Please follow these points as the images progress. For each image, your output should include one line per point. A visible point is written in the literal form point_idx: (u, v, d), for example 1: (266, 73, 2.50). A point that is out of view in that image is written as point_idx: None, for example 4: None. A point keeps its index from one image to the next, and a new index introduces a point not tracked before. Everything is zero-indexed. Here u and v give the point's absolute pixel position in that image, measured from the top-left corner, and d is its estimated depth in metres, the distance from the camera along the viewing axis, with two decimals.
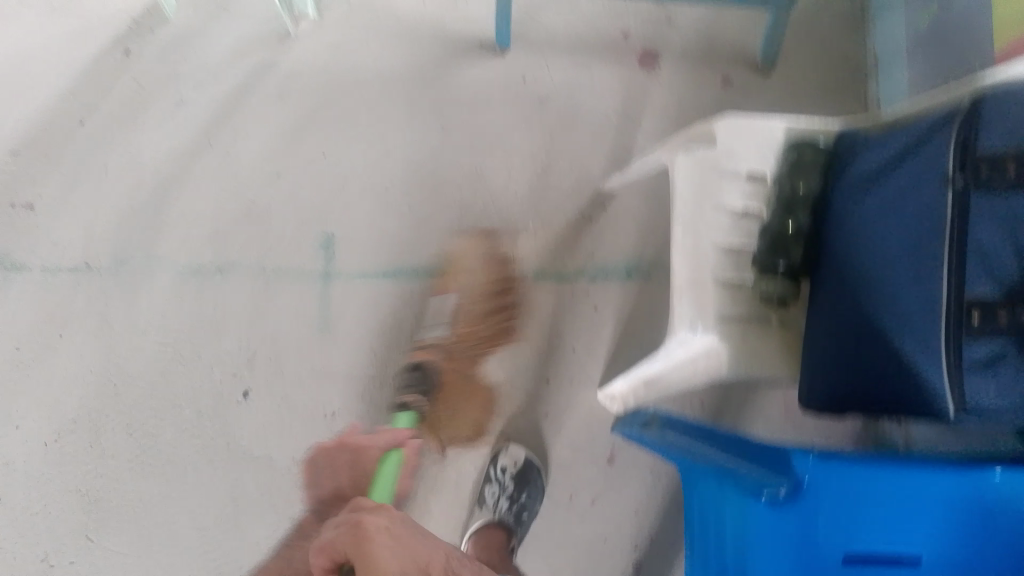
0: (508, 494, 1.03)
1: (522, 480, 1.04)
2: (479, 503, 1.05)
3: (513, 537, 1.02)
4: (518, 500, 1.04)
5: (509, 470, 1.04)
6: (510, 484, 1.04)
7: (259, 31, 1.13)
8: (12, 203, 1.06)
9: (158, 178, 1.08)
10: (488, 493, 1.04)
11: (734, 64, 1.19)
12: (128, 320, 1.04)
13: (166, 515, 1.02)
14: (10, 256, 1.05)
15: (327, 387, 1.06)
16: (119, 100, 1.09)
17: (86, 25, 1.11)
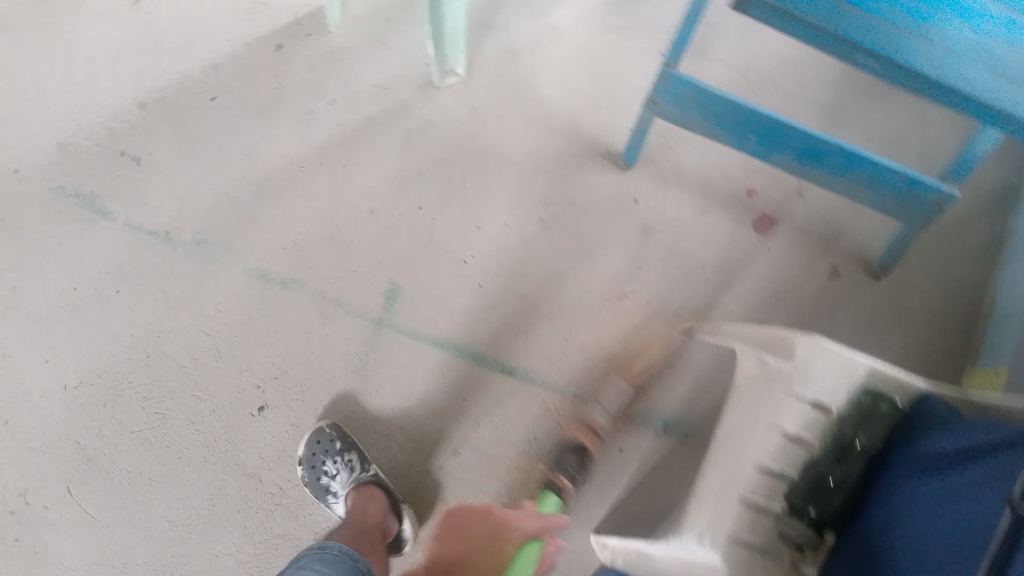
0: None
1: None
2: None
3: None
4: None
5: None
6: None
7: (409, 73, 1.16)
8: (122, 150, 1.09)
9: (262, 175, 1.10)
10: None
11: (850, 257, 1.14)
12: (186, 300, 1.07)
13: (143, 496, 1.02)
14: (102, 202, 1.08)
15: (328, 431, 1.03)
16: (258, 91, 1.12)
17: (255, 14, 1.16)
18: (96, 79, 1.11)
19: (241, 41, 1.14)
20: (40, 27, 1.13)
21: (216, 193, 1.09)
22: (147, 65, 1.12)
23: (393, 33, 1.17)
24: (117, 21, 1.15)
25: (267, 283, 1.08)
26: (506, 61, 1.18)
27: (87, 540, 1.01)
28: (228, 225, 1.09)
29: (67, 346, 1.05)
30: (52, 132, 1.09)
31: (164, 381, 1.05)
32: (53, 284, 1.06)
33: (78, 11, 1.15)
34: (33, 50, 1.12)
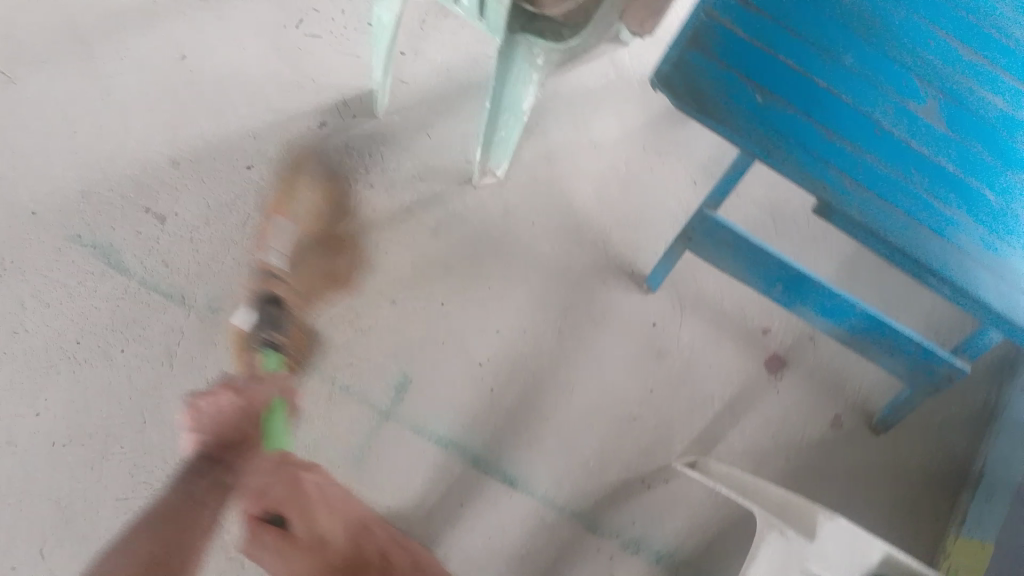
0: None
1: None
2: None
3: None
4: None
5: None
6: None
7: (447, 166, 1.14)
8: (147, 207, 1.06)
9: (284, 250, 1.07)
10: None
11: (852, 408, 1.16)
12: (190, 366, 1.02)
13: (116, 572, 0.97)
14: (118, 255, 1.04)
15: None
16: (294, 164, 1.10)
17: (301, 82, 1.13)
18: (130, 129, 1.08)
19: (284, 108, 1.11)
20: (76, 64, 1.10)
21: (236, 260, 1.06)
22: (184, 121, 1.09)
23: (438, 122, 1.15)
24: (156, 66, 1.11)
25: None
26: (544, 166, 1.17)
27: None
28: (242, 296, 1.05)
29: (60, 401, 1.01)
30: (77, 176, 1.06)
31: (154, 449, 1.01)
32: (56, 334, 1.02)
33: (117, 51, 1.11)
34: (68, 88, 1.09)
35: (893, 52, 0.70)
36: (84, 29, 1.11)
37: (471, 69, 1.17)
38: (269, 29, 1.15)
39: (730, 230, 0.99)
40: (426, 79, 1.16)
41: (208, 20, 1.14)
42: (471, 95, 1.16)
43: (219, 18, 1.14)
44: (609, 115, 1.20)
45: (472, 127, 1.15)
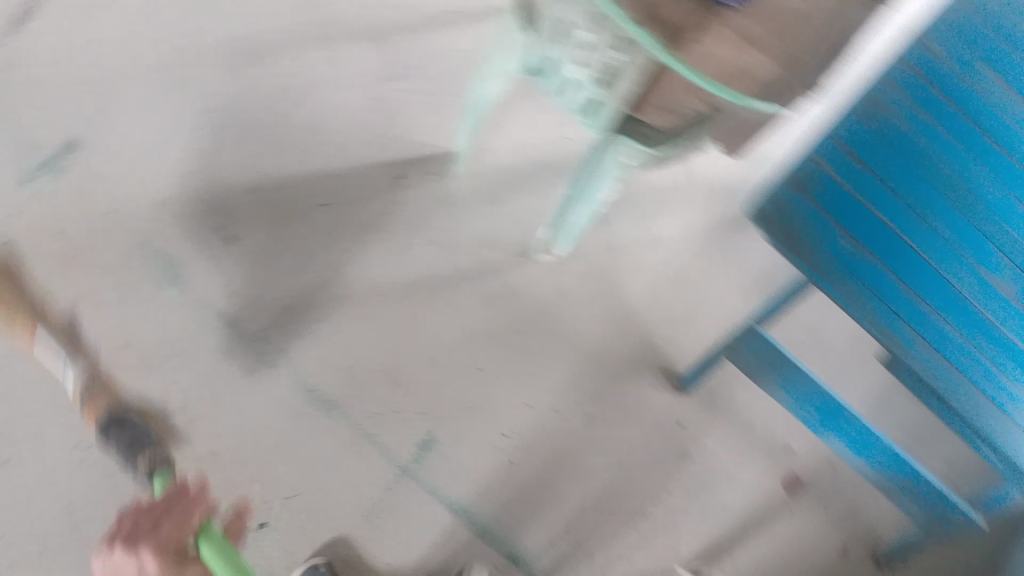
0: None
1: None
2: None
3: None
4: None
5: None
6: None
7: (509, 237, 1.17)
8: (216, 227, 1.07)
9: (339, 292, 1.09)
10: None
11: (861, 541, 1.16)
12: (228, 390, 1.03)
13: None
14: (179, 268, 1.05)
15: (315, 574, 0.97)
16: (365, 211, 1.12)
17: (387, 138, 1.16)
18: (215, 152, 1.10)
19: (367, 159, 1.15)
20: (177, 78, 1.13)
21: (292, 294, 1.08)
22: (267, 153, 1.12)
23: (509, 195, 1.19)
24: (253, 96, 1.14)
25: (311, 401, 1.05)
26: (602, 253, 1.20)
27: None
28: (291, 331, 1.06)
29: None
30: (157, 186, 1.07)
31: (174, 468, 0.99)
32: (102, 336, 1.02)
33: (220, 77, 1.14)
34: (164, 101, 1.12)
35: (980, 225, 0.74)
36: (189, 51, 1.15)
37: (552, 152, 1.22)
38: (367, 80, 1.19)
39: (778, 349, 0.99)
40: (505, 154, 1.20)
41: (314, 62, 1.18)
42: (547, 178, 1.21)
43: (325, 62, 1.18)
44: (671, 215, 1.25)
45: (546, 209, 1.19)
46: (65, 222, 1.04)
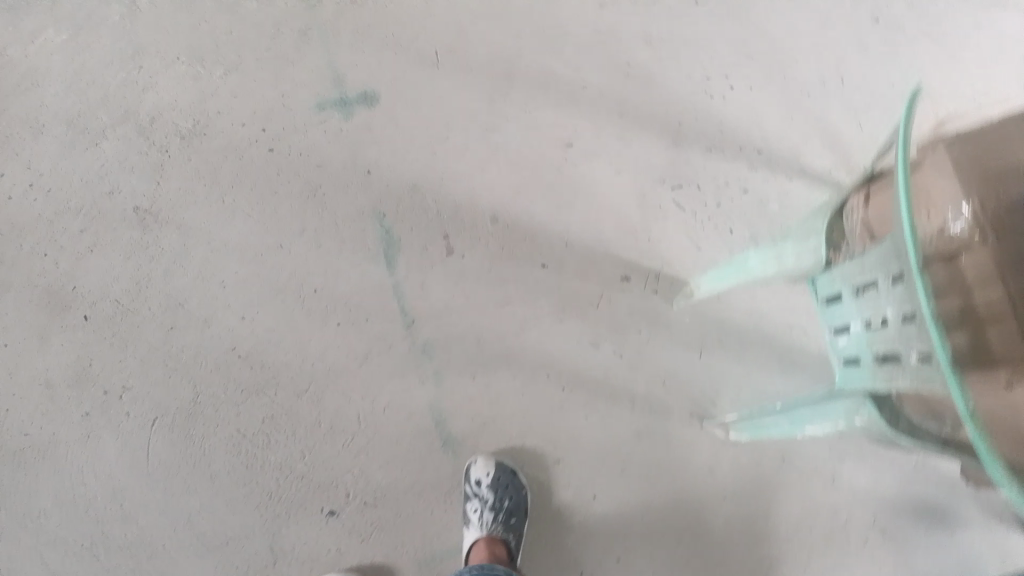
0: (488, 505, 1.00)
1: (499, 486, 1.01)
2: (466, 522, 1.02)
3: (503, 547, 0.98)
4: (500, 508, 1.00)
5: (483, 481, 1.01)
6: (486, 494, 1.00)
7: (695, 392, 1.06)
8: (445, 233, 1.07)
9: (513, 352, 1.06)
10: (471, 510, 1.02)
11: None
12: (372, 380, 1.05)
13: (191, 486, 1.03)
14: (397, 252, 1.07)
15: None
16: (580, 290, 1.07)
17: (639, 230, 1.08)
18: (482, 169, 1.08)
19: (608, 245, 1.08)
20: (479, 65, 1.09)
21: (471, 330, 1.06)
22: (527, 195, 1.08)
23: (719, 353, 1.06)
24: (532, 110, 1.09)
25: (432, 433, 1.05)
26: (774, 461, 1.05)
27: (122, 476, 1.02)
28: (452, 364, 1.06)
29: (261, 323, 1.05)
30: (416, 172, 1.08)
31: (291, 418, 1.05)
32: (303, 271, 1.06)
33: (516, 69, 1.09)
34: (453, 82, 1.09)
35: None
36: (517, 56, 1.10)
37: (782, 336, 1.07)
38: (647, 161, 1.09)
39: None
40: (739, 307, 1.07)
41: (609, 103, 1.10)
42: (759, 357, 1.06)
43: (618, 116, 1.09)
44: (865, 467, 1.05)
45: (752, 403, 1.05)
46: (328, 158, 1.07)
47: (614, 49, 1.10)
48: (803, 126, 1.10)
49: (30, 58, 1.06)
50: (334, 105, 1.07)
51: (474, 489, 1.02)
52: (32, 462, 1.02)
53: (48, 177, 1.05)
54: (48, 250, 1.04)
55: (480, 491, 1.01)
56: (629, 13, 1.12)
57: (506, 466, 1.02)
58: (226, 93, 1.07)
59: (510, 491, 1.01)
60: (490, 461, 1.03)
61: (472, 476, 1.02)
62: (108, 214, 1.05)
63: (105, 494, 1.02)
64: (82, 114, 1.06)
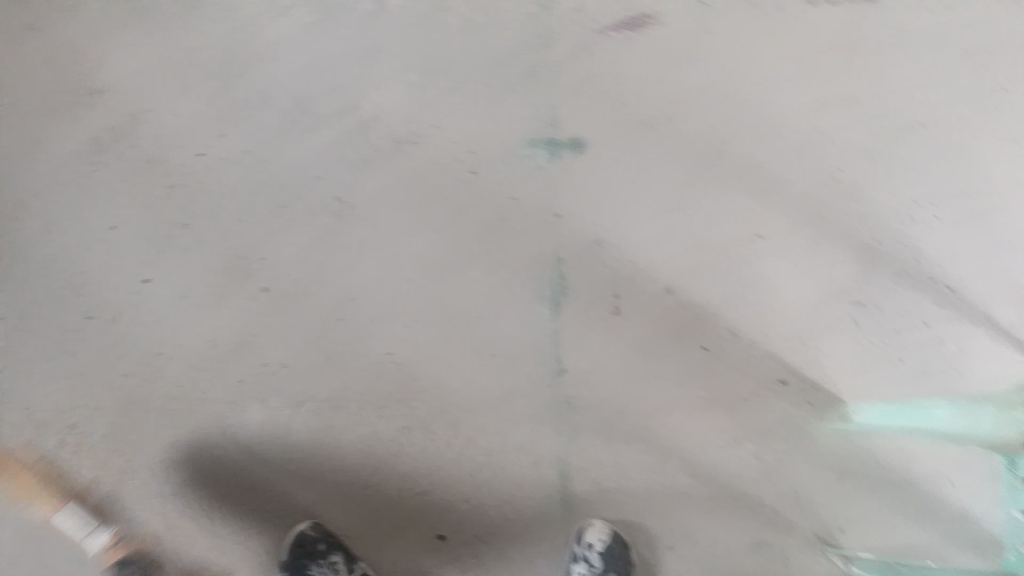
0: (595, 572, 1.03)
1: (614, 556, 1.04)
2: None
3: None
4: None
5: (595, 547, 1.04)
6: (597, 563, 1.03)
7: (825, 514, 1.07)
8: (616, 293, 1.08)
9: (657, 429, 1.06)
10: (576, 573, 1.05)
11: None
12: (515, 418, 1.07)
13: (211, 488, 1.07)
14: (565, 300, 1.08)
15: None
16: (737, 383, 1.07)
17: (804, 339, 1.07)
18: (665, 239, 1.08)
19: (773, 346, 1.07)
20: (690, 138, 1.10)
21: (619, 394, 1.07)
22: (704, 278, 1.08)
23: (857, 482, 1.07)
24: (732, 195, 1.08)
25: (556, 487, 1.07)
26: None
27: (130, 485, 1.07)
28: (591, 424, 1.07)
29: (422, 334, 1.07)
30: (602, 226, 1.09)
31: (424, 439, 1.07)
32: (473, 297, 1.08)
33: (726, 151, 1.09)
34: (658, 149, 1.10)
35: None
36: (728, 138, 1.09)
37: (923, 479, 1.07)
38: (831, 270, 1.07)
39: None
40: (887, 444, 1.07)
41: (809, 205, 1.08)
42: (896, 499, 1.07)
43: (817, 219, 1.08)
44: None
45: (878, 544, 1.07)
46: (524, 194, 1.09)
47: (824, 152, 1.09)
48: (996, 276, 1.07)
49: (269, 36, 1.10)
50: (542, 145, 1.10)
51: (583, 552, 1.04)
52: (107, 418, 1.07)
53: (263, 149, 1.09)
54: (246, 217, 1.08)
55: (590, 559, 1.03)
56: (849, 119, 1.09)
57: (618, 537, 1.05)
58: (445, 110, 1.11)
59: (619, 561, 1.04)
60: (604, 526, 1.05)
61: (585, 540, 1.05)
62: (309, 198, 1.08)
63: (245, 461, 1.07)
64: (310, 95, 1.10)
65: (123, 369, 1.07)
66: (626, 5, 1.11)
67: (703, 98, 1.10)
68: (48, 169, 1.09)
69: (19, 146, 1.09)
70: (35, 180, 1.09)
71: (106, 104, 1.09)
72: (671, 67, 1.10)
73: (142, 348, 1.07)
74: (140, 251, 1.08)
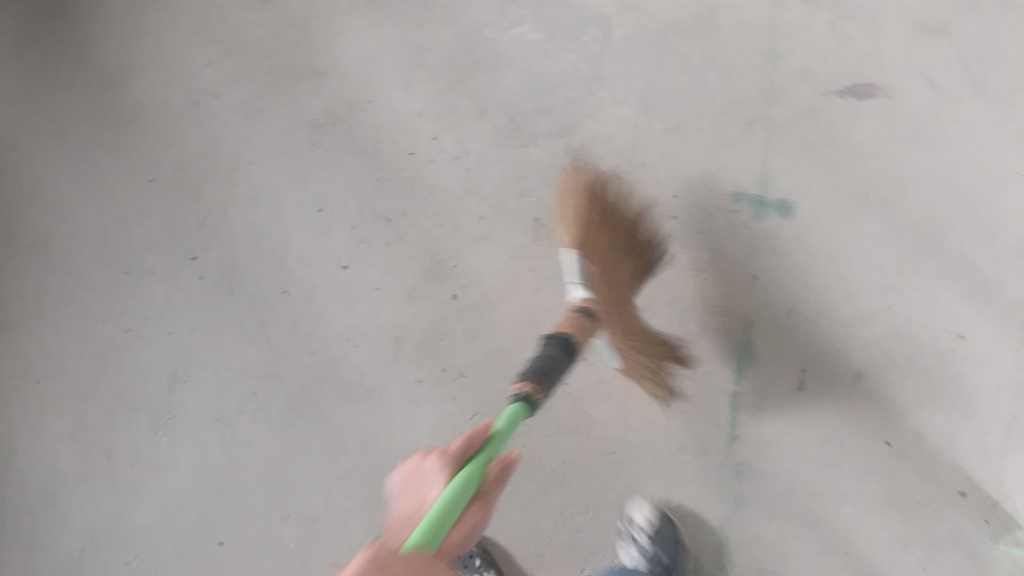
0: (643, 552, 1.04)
1: (659, 537, 1.04)
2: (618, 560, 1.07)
3: None
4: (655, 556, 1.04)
5: (643, 527, 1.05)
6: (644, 540, 1.04)
7: None
8: (802, 369, 1.07)
9: (821, 515, 1.05)
10: (625, 551, 1.06)
11: None
12: (680, 473, 1.08)
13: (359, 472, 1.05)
14: (746, 364, 1.08)
15: None
16: (916, 482, 1.03)
17: (994, 435, 1.02)
18: (862, 325, 1.06)
19: (957, 455, 1.03)
20: (913, 215, 1.07)
21: (789, 474, 1.06)
22: (895, 369, 1.05)
23: None
24: (942, 290, 1.05)
25: (710, 552, 1.07)
26: None
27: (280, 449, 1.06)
28: (756, 499, 1.06)
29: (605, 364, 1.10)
30: (799, 296, 1.08)
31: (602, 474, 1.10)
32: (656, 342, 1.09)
33: (948, 230, 1.06)
34: (867, 223, 1.08)
35: None
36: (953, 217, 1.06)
37: None
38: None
39: None
40: None
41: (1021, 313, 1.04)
42: None
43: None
44: None
45: None
46: (723, 250, 1.09)
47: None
48: None
49: (505, 52, 1.14)
50: (750, 202, 1.10)
51: (631, 531, 1.06)
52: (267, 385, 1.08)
53: (473, 156, 1.11)
54: (447, 221, 1.10)
55: (640, 536, 1.04)
56: None
57: (664, 515, 1.06)
58: (658, 147, 1.11)
59: (666, 542, 1.05)
60: (648, 504, 1.07)
61: (633, 515, 1.06)
62: (509, 211, 1.09)
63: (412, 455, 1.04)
64: (523, 108, 1.12)
65: (311, 346, 1.08)
66: (857, 73, 1.11)
67: (933, 177, 1.08)
68: (271, 139, 1.14)
69: (242, 108, 1.15)
70: (253, 148, 1.14)
71: (310, 81, 1.15)
72: (916, 145, 1.09)
73: (332, 330, 1.09)
74: (343, 236, 1.11)
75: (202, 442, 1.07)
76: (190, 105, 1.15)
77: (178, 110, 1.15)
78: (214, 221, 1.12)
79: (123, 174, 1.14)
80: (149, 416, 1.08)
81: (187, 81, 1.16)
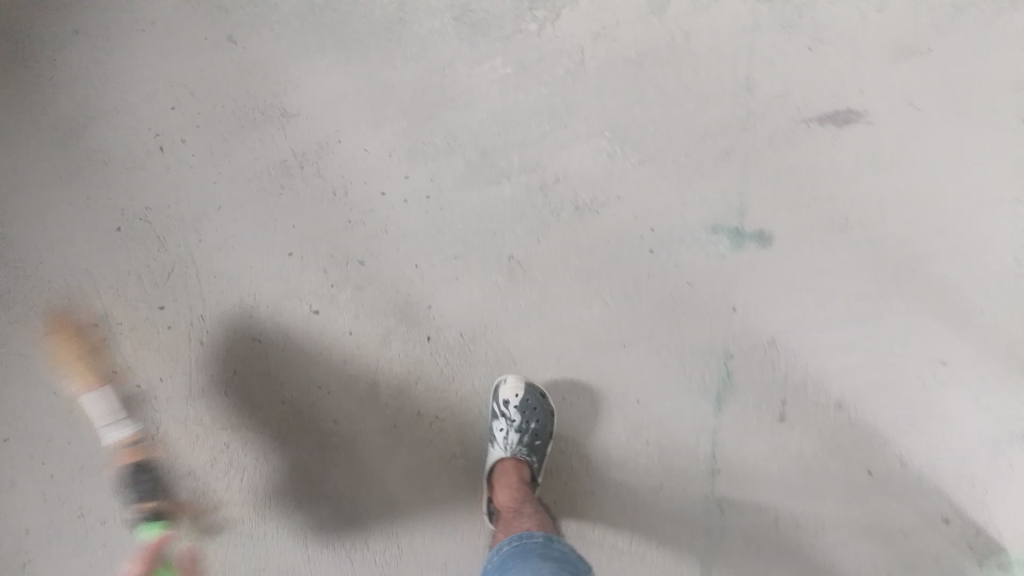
0: (511, 425, 1.02)
1: (525, 407, 1.02)
2: (494, 441, 1.04)
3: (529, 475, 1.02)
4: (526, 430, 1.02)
5: (509, 401, 1.02)
6: (512, 415, 1.02)
7: None
8: (784, 401, 1.05)
9: (806, 547, 1.03)
10: (499, 429, 1.03)
11: None
12: (662, 510, 1.05)
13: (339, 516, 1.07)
14: (727, 397, 1.06)
15: None
16: (900, 509, 1.03)
17: (974, 460, 1.03)
18: (841, 355, 1.05)
19: (940, 483, 1.03)
20: (889, 241, 1.07)
21: (773, 508, 1.04)
22: (876, 397, 1.05)
23: None
24: (920, 316, 1.05)
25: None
26: None
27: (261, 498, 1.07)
28: (739, 534, 1.04)
29: (584, 402, 1.07)
30: (777, 327, 1.06)
31: (582, 514, 1.06)
32: (634, 377, 1.06)
33: (924, 255, 1.06)
34: (844, 251, 1.07)
35: None
36: (931, 241, 1.06)
37: None
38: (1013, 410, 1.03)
39: None
40: None
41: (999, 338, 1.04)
42: None
43: (1005, 345, 1.04)
44: None
45: None
46: (700, 282, 1.08)
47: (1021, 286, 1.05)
48: None
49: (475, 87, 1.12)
50: (726, 233, 1.08)
51: (501, 407, 1.03)
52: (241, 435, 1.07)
53: (445, 195, 1.11)
54: (420, 262, 1.09)
55: (507, 409, 1.02)
56: None
57: (534, 385, 1.04)
58: (633, 179, 1.10)
59: (536, 413, 1.02)
60: (518, 375, 1.04)
61: (501, 390, 1.04)
62: (483, 251, 1.09)
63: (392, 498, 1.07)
64: (495, 145, 1.11)
65: (284, 395, 1.07)
66: (832, 99, 1.10)
67: (909, 203, 1.07)
68: (240, 181, 1.12)
69: (209, 150, 1.13)
70: (219, 193, 1.12)
71: (278, 122, 1.13)
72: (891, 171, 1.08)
73: (307, 376, 1.08)
74: (314, 280, 1.09)
75: (178, 496, 1.07)
76: (155, 150, 1.13)
77: (145, 156, 1.13)
78: (181, 269, 1.10)
79: (87, 224, 1.12)
80: (123, 471, 1.07)
81: (152, 124, 1.13)
